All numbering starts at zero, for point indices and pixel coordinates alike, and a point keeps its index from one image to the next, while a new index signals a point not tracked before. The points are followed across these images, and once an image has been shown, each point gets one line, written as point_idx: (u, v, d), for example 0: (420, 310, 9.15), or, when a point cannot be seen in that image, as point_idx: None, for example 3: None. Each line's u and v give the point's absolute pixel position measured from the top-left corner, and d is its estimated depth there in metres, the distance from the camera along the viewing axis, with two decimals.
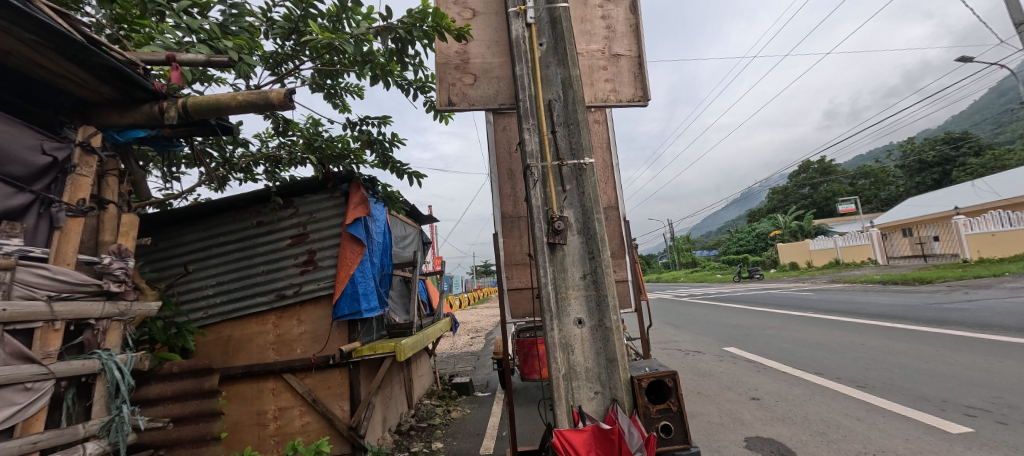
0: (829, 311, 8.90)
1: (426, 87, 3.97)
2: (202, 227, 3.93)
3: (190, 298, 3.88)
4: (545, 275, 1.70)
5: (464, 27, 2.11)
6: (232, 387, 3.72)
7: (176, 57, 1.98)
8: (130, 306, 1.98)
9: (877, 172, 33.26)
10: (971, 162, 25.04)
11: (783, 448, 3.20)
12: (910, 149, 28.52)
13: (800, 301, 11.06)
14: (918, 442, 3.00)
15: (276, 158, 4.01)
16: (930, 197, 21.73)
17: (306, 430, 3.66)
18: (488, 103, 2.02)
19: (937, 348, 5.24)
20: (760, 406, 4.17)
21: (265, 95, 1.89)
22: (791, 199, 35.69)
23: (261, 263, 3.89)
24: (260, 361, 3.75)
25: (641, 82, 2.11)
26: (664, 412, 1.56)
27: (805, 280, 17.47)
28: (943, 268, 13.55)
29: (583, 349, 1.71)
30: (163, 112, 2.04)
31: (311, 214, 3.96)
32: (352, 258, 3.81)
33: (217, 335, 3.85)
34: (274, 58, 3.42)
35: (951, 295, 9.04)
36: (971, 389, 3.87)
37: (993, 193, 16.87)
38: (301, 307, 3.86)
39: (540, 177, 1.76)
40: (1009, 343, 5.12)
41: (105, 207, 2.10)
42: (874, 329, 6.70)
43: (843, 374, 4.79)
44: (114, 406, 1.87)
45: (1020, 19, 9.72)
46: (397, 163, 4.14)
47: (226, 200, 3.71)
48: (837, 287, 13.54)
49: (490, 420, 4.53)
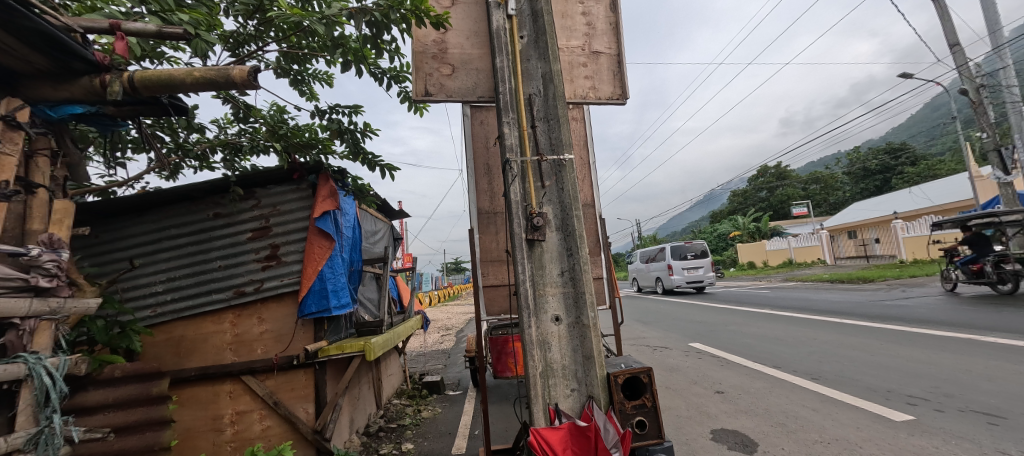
0: (785, 307, 9.38)
1: (401, 77, 3.83)
2: (151, 219, 3.63)
3: (136, 295, 3.58)
4: (523, 272, 1.64)
5: (443, 14, 2.02)
6: (183, 390, 3.45)
7: (122, 26, 1.78)
8: (63, 303, 1.75)
9: (828, 178, 34.86)
10: (907, 171, 27.28)
11: (747, 439, 3.29)
12: (856, 157, 30.53)
13: (758, 298, 11.61)
14: (866, 430, 3.18)
15: (235, 145, 3.77)
16: (871, 202, 23.35)
17: (267, 435, 3.46)
18: (467, 95, 1.95)
19: (883, 342, 5.59)
20: (724, 399, 4.30)
21: (227, 73, 1.74)
22: (751, 202, 37.40)
23: (218, 258, 3.64)
24: (215, 363, 3.50)
25: (621, 80, 2.10)
26: (639, 407, 1.54)
27: (762, 279, 18.23)
28: (882, 268, 14.52)
29: (560, 347, 1.67)
30: (105, 86, 1.82)
31: (274, 207, 3.73)
32: (319, 253, 3.63)
33: (167, 335, 3.56)
34: (236, 38, 3.20)
35: (892, 293, 9.71)
36: (912, 379, 4.16)
37: (927, 200, 18.42)
38: (262, 305, 3.63)
39: (519, 171, 1.70)
40: (943, 336, 5.55)
41: (34, 192, 1.87)
42: (827, 324, 7.09)
43: (800, 367, 5.02)
44: (43, 416, 1.66)
45: (953, 40, 10.58)
46: (369, 154, 3.97)
47: (178, 190, 3.43)
48: (791, 285, 14.27)
49: (462, 420, 4.44)
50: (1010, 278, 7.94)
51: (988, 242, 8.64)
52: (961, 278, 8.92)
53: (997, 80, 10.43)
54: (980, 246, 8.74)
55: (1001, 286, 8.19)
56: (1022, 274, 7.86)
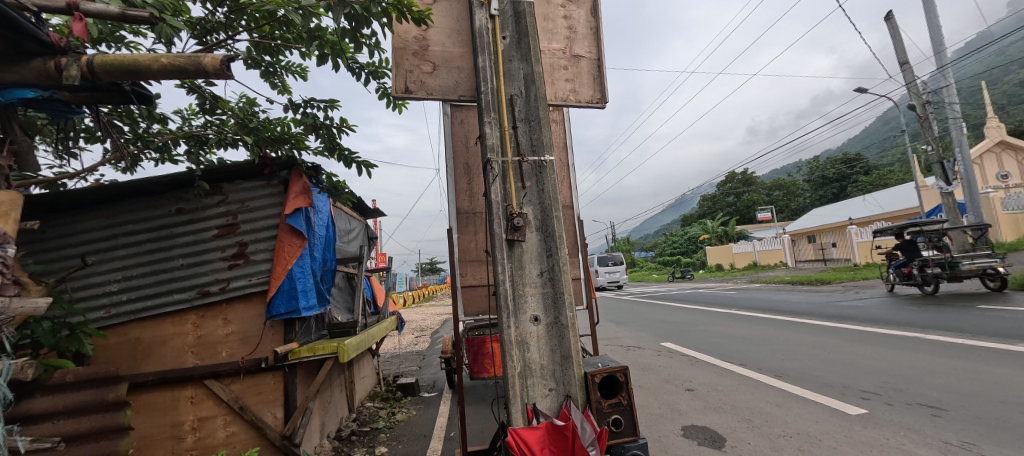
0: (751, 307, 9.76)
1: (380, 73, 3.75)
2: (105, 214, 3.41)
3: (87, 295, 3.35)
4: (503, 272, 1.63)
5: (425, 10, 1.97)
6: (139, 396, 3.25)
7: (80, 7, 1.66)
8: (9, 303, 1.62)
9: (790, 185, 36.56)
10: (861, 179, 28.99)
11: (716, 435, 3.40)
12: (816, 166, 32.17)
13: (725, 299, 12.04)
14: (825, 423, 3.35)
15: (200, 138, 3.60)
16: (829, 208, 24.67)
17: (231, 442, 3.30)
18: (448, 94, 1.93)
19: (839, 340, 5.91)
20: (694, 396, 4.43)
21: (197, 61, 1.66)
22: (719, 206, 38.77)
23: (180, 256, 3.45)
24: (176, 367, 3.32)
25: (601, 84, 2.14)
26: (616, 406, 1.57)
27: (729, 280, 18.91)
28: (838, 271, 15.36)
29: (538, 346, 1.68)
30: (61, 69, 1.70)
31: (242, 203, 3.57)
32: (290, 252, 3.50)
33: (122, 337, 3.35)
34: (203, 25, 3.06)
35: (847, 294, 10.27)
36: (865, 375, 4.41)
37: (879, 207, 19.61)
38: (227, 305, 3.47)
39: (499, 172, 1.68)
40: (893, 335, 5.91)
41: None
42: (789, 324, 7.42)
43: (764, 365, 5.23)
44: None
45: (903, 58, 11.32)
46: (345, 151, 3.87)
47: (137, 183, 3.23)
48: (755, 286, 14.89)
49: (438, 421, 4.38)
50: (932, 279, 8.73)
51: (917, 248, 9.39)
52: (896, 279, 9.67)
53: (941, 97, 11.22)
54: (911, 252, 9.48)
55: (927, 287, 8.98)
56: (941, 276, 8.61)
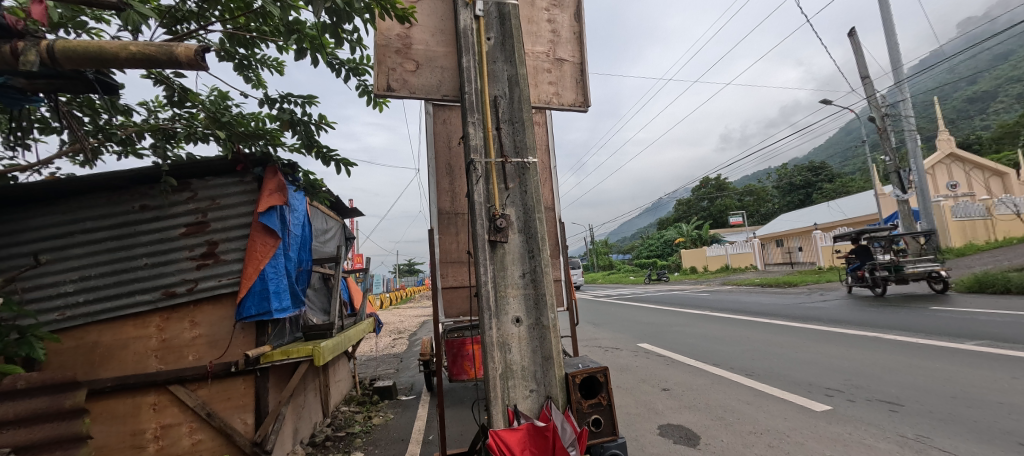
0: (723, 309, 10.04)
1: (361, 70, 3.68)
2: (61, 209, 3.21)
3: (40, 296, 3.14)
4: (485, 273, 1.62)
5: (409, 8, 1.95)
6: (96, 403, 3.07)
7: None
8: None
9: (760, 191, 37.91)
10: (825, 187, 30.33)
11: (691, 433, 3.47)
12: (784, 173, 33.47)
13: (699, 301, 12.36)
14: (793, 420, 3.48)
15: (168, 131, 3.45)
16: (796, 214, 25.71)
17: (196, 450, 3.16)
18: (431, 93, 1.90)
19: (806, 340, 6.15)
20: (670, 396, 4.52)
21: (171, 50, 1.59)
22: (693, 211, 39.80)
23: (144, 255, 3.29)
24: (137, 372, 3.15)
25: (584, 88, 2.17)
26: (595, 406, 1.58)
27: (702, 283, 19.41)
28: (804, 274, 16.00)
29: (520, 348, 1.67)
30: (17, 54, 1.59)
31: (212, 200, 3.43)
32: (262, 252, 3.38)
33: (78, 341, 3.15)
34: (173, 14, 2.93)
35: (812, 296, 10.71)
36: (830, 373, 4.61)
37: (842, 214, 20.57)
38: (195, 307, 3.32)
39: (483, 173, 1.67)
40: (855, 334, 6.20)
41: None
42: (759, 324, 7.68)
43: (736, 365, 5.39)
44: None
45: (865, 73, 11.94)
46: (323, 148, 3.78)
47: (97, 177, 3.06)
48: (727, 289, 15.34)
49: (415, 425, 4.32)
50: (880, 282, 9.25)
51: (869, 252, 9.90)
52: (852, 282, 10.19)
53: (898, 110, 11.87)
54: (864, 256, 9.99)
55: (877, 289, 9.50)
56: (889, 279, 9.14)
